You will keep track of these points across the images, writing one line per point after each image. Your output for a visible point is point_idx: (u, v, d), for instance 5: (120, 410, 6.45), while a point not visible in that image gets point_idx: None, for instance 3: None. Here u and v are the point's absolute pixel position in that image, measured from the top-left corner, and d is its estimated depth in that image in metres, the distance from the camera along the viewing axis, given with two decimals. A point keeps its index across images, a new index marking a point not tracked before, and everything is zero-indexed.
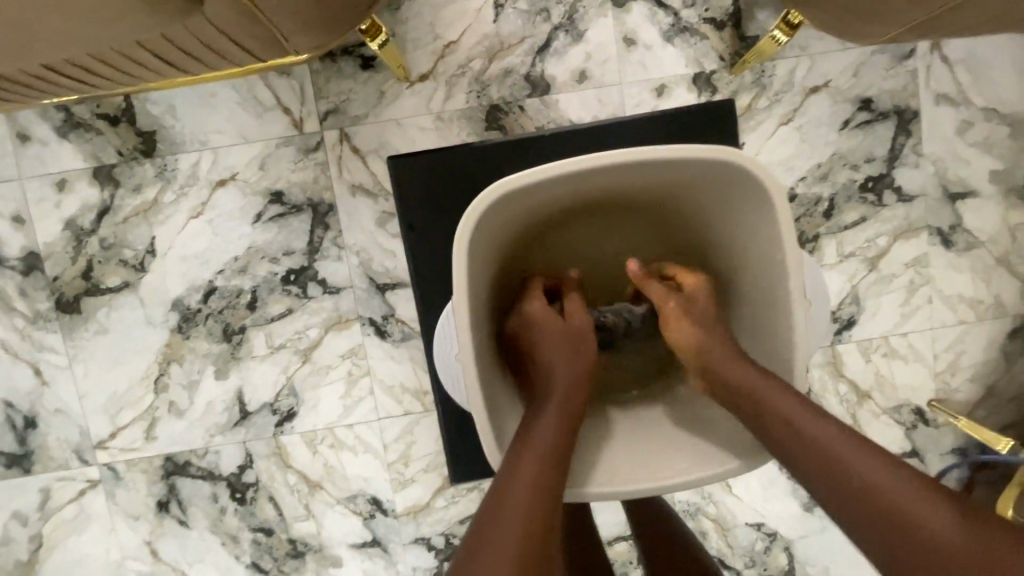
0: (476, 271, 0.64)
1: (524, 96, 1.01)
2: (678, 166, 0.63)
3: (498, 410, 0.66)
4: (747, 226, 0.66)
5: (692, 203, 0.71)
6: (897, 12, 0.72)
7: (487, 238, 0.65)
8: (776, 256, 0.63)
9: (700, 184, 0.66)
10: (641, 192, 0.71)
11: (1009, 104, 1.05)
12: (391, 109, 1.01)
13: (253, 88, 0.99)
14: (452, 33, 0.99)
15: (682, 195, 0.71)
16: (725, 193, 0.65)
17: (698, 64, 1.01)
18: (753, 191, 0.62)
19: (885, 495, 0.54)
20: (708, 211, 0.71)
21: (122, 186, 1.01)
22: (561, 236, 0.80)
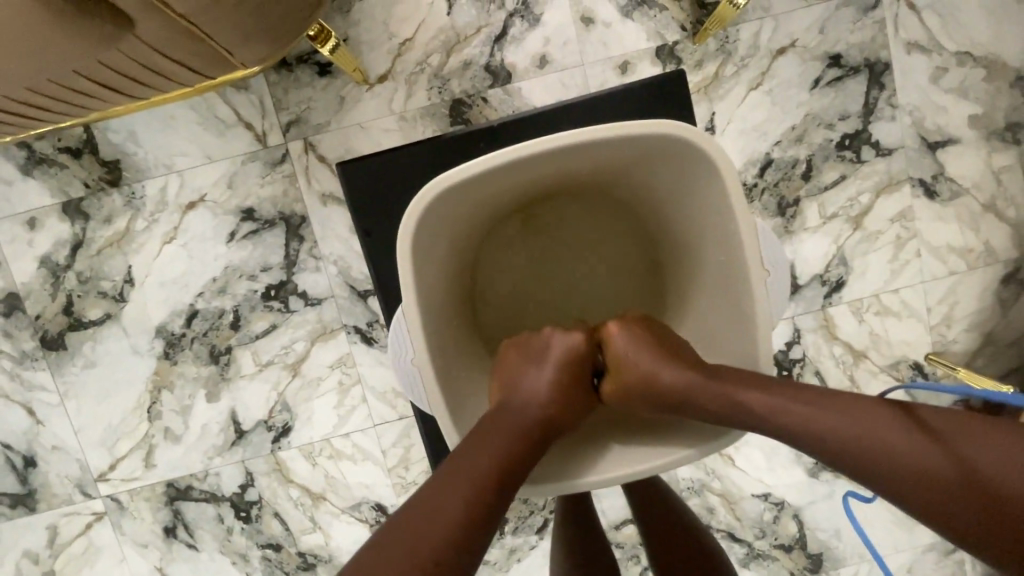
0: (426, 269, 0.63)
1: (486, 87, 0.99)
2: (619, 146, 0.61)
3: (463, 408, 0.66)
4: (699, 200, 0.64)
5: (644, 183, 0.70)
6: None
7: (435, 237, 0.64)
8: (729, 226, 0.61)
9: (646, 163, 0.65)
10: (592, 176, 0.70)
11: (982, 46, 1.02)
12: (353, 114, 0.99)
13: (211, 107, 0.98)
14: (406, 30, 0.98)
15: (632, 174, 0.69)
16: (673, 170, 0.64)
17: (660, 37, 0.99)
18: (698, 164, 0.60)
19: (873, 439, 0.52)
20: (661, 189, 0.69)
21: (92, 218, 1.00)
22: (522, 229, 0.78)
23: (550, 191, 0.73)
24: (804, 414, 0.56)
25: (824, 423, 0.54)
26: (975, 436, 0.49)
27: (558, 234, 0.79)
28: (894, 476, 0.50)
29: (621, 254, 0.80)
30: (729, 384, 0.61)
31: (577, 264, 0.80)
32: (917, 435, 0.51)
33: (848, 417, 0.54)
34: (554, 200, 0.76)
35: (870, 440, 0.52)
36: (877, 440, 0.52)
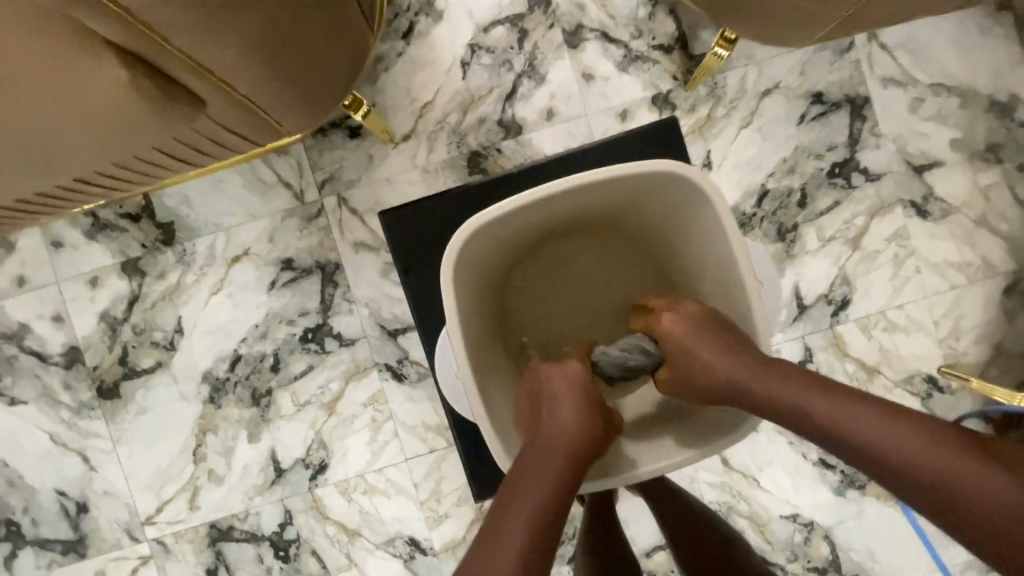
0: (463, 296, 0.71)
1: (499, 139, 1.10)
2: (626, 183, 0.69)
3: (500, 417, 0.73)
4: (700, 226, 0.72)
5: (649, 214, 0.77)
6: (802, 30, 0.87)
7: (470, 269, 0.72)
8: (728, 248, 0.68)
9: (650, 197, 0.73)
10: (603, 211, 0.78)
11: (954, 76, 1.11)
12: (381, 169, 1.10)
13: (255, 170, 1.09)
14: (427, 94, 1.10)
15: (639, 206, 0.77)
16: (675, 201, 0.72)
17: (654, 86, 1.10)
18: (697, 195, 0.68)
19: (898, 446, 0.60)
20: (665, 219, 0.77)
21: (148, 275, 1.11)
22: (542, 261, 0.86)
23: (567, 224, 0.80)
24: (839, 417, 0.62)
25: (858, 427, 0.61)
26: (973, 446, 0.59)
27: (576, 262, 0.86)
28: (909, 476, 0.60)
29: (635, 281, 0.86)
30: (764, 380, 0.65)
31: (595, 288, 0.86)
32: (933, 442, 0.60)
33: (879, 423, 0.61)
34: (571, 231, 0.83)
35: (895, 447, 0.60)
36: (902, 448, 0.60)
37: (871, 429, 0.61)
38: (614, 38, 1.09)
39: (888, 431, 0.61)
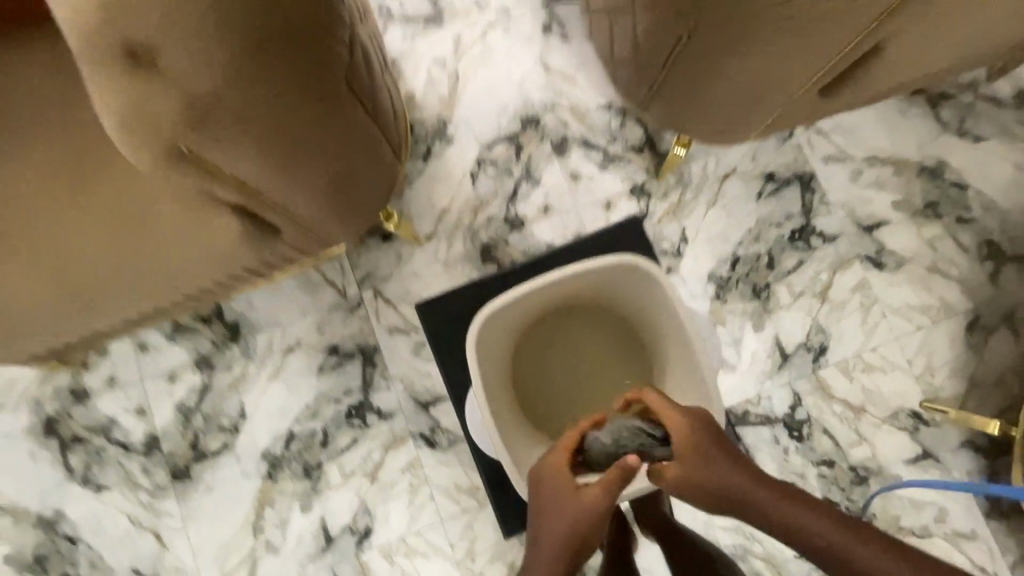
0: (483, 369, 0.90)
1: (506, 233, 1.32)
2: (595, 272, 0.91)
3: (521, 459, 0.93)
4: (656, 301, 0.92)
5: (619, 296, 0.97)
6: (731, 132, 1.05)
7: (485, 347, 0.91)
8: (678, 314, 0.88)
9: (616, 282, 0.95)
10: (583, 297, 0.98)
11: (885, 150, 1.31)
12: (409, 265, 1.32)
13: (306, 273, 1.32)
14: (444, 201, 1.33)
15: (610, 292, 0.97)
16: (636, 283, 0.93)
17: (631, 180, 1.32)
18: (648, 277, 0.89)
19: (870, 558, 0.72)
20: (632, 300, 0.97)
21: (217, 368, 1.30)
22: (541, 345, 1.03)
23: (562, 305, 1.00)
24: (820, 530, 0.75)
25: (821, 532, 0.75)
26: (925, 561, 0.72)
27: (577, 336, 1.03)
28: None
29: (619, 356, 1.02)
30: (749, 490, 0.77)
31: (588, 359, 1.03)
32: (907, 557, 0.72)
33: (849, 537, 0.74)
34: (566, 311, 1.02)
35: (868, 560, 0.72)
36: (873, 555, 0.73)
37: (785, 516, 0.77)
38: (593, 145, 1.34)
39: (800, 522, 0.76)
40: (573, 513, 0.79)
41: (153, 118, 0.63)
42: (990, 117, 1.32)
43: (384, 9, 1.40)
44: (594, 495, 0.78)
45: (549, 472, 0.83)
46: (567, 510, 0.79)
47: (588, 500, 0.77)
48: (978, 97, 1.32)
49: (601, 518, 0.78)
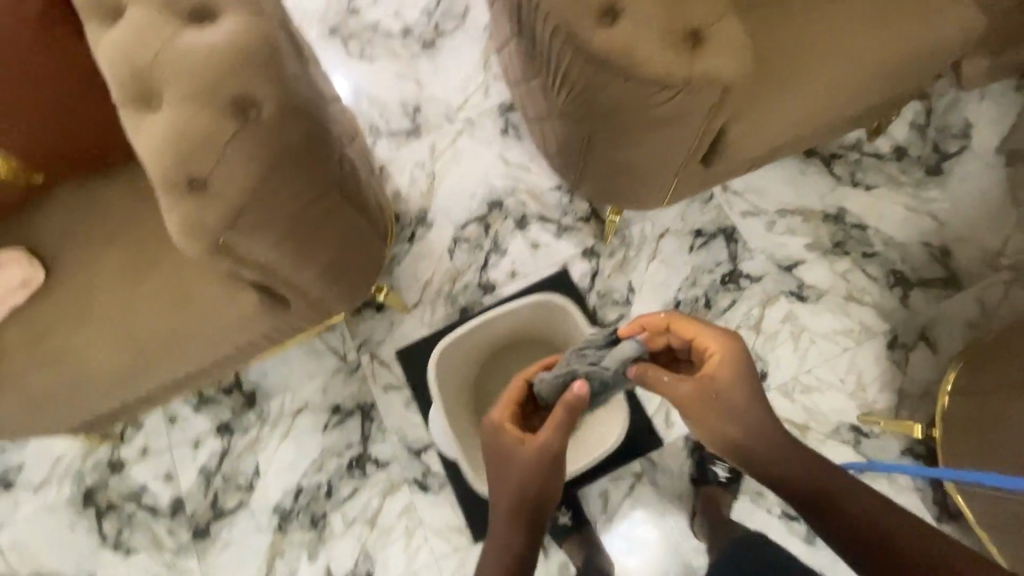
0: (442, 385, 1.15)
1: (481, 296, 1.56)
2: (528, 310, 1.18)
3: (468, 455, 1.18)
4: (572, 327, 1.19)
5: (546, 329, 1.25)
6: (645, 200, 1.24)
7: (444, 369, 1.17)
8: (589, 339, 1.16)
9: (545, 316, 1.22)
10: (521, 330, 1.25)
11: (792, 203, 1.56)
12: (400, 330, 1.54)
13: (312, 343, 1.54)
14: (427, 274, 1.58)
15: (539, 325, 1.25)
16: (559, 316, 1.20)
17: (582, 244, 1.57)
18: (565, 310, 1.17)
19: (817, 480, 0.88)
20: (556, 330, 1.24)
21: (235, 433, 1.49)
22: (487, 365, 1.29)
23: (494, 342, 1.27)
24: (771, 458, 0.90)
25: (796, 462, 0.89)
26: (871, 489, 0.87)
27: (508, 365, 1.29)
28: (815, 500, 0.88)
29: None
30: (740, 412, 0.91)
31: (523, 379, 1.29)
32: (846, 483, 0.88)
33: (797, 460, 0.89)
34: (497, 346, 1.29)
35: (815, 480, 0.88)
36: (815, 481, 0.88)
37: (775, 446, 0.91)
38: (549, 219, 1.60)
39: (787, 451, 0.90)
40: (514, 469, 0.97)
41: (201, 224, 0.85)
42: (876, 169, 1.58)
43: (374, 128, 1.75)
44: (538, 441, 0.96)
45: (494, 430, 1.02)
46: (518, 459, 0.97)
47: (533, 449, 0.95)
48: (863, 155, 1.59)
49: (546, 462, 0.95)
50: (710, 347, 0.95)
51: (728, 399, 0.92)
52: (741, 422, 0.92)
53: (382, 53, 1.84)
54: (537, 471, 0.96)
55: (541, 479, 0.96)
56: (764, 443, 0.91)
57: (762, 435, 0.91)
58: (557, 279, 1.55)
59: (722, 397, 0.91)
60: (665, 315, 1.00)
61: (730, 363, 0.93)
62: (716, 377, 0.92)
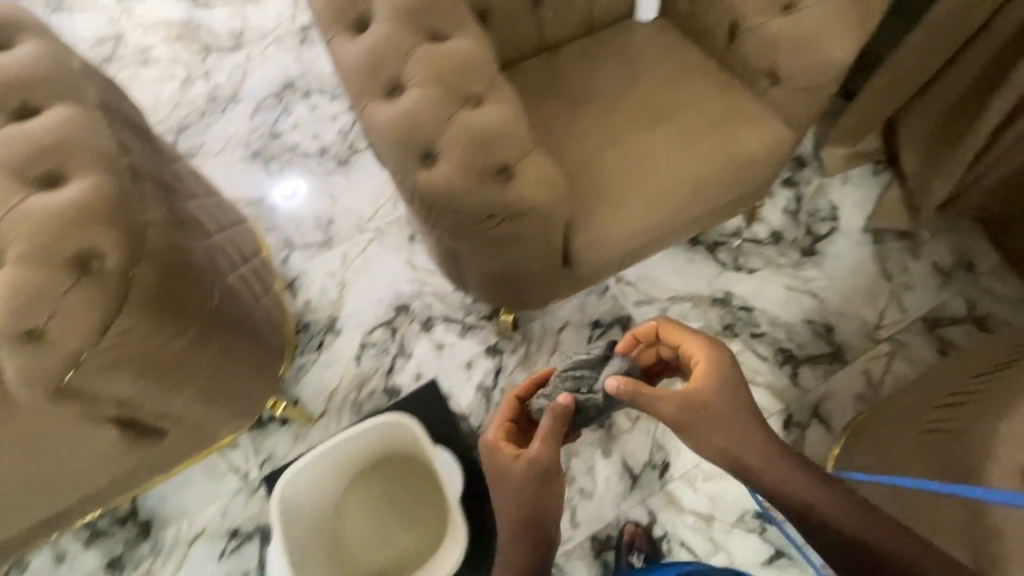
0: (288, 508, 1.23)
1: (386, 401, 1.57)
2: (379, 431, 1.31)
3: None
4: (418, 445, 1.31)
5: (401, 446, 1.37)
6: (524, 305, 1.29)
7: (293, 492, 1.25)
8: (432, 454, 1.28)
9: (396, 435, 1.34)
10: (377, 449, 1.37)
11: (682, 289, 1.64)
12: (305, 442, 1.53)
13: (213, 463, 1.50)
14: (333, 382, 1.59)
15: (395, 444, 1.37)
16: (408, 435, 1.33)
17: (485, 341, 1.61)
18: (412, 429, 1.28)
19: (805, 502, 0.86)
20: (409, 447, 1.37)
21: (126, 568, 1.41)
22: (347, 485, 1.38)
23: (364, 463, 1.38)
24: (770, 471, 0.89)
25: (798, 494, 0.87)
26: (863, 501, 0.87)
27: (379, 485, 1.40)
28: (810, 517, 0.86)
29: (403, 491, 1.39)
30: (731, 423, 0.91)
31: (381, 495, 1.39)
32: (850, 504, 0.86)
33: (825, 497, 0.86)
34: (370, 469, 1.41)
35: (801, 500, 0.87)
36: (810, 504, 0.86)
37: (794, 479, 0.88)
38: (453, 318, 1.65)
39: (812, 486, 0.87)
40: (517, 487, 0.94)
41: (39, 373, 0.88)
42: (756, 253, 1.68)
43: (288, 242, 1.83)
44: (531, 456, 0.95)
45: (488, 450, 0.99)
46: (513, 478, 0.94)
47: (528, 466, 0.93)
48: (743, 241, 1.70)
49: (542, 479, 0.95)
50: (694, 354, 0.97)
51: (728, 421, 0.91)
52: (745, 459, 0.89)
53: (297, 172, 1.96)
54: (531, 487, 0.94)
55: (534, 497, 0.94)
56: (776, 485, 0.88)
57: (776, 474, 0.89)
58: (458, 379, 1.58)
59: (713, 410, 0.91)
60: (656, 321, 1.03)
61: (711, 371, 0.93)
62: (703, 389, 0.92)
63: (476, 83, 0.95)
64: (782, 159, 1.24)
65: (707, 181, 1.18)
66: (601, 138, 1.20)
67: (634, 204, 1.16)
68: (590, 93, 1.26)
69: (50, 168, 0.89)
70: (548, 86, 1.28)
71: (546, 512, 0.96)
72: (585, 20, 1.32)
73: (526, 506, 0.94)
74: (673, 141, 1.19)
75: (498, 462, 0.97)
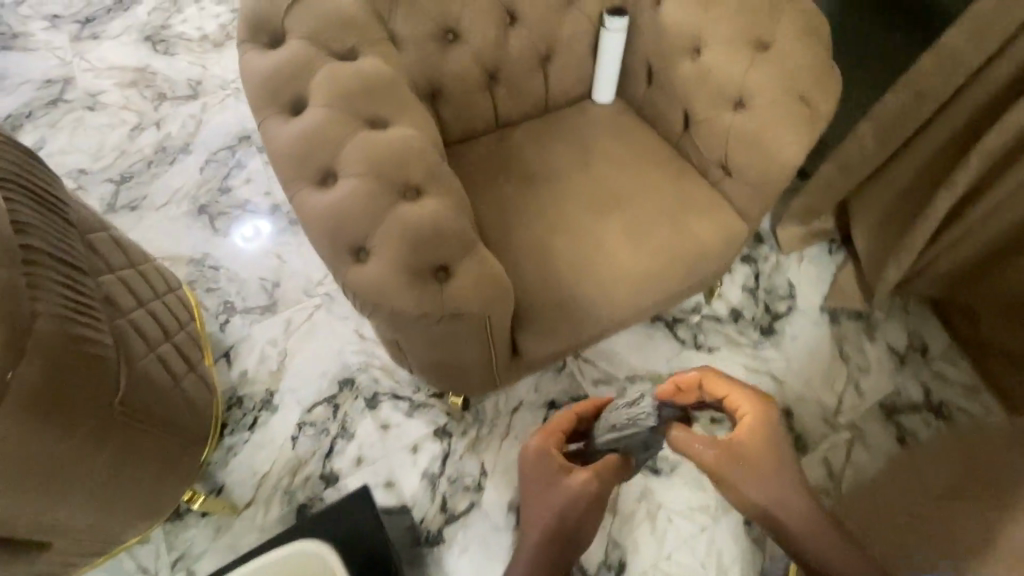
0: None
1: (321, 488, 1.43)
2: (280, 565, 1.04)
3: None
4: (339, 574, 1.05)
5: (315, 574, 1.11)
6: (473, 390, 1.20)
7: None
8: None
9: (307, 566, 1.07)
10: None
11: (641, 367, 1.59)
12: (226, 536, 1.37)
13: (120, 562, 1.34)
14: (264, 466, 1.45)
15: None
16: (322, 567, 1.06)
17: (434, 421, 1.51)
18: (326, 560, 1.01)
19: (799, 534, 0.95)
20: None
21: None
22: None
23: None
24: (795, 525, 0.95)
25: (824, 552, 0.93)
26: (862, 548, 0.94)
27: None
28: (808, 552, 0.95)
29: None
30: (772, 482, 0.97)
31: None
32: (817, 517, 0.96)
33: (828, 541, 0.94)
34: None
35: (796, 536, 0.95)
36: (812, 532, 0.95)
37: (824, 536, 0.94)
38: (401, 395, 1.55)
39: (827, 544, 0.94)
40: (563, 494, 1.06)
41: None
42: (716, 331, 1.65)
43: (228, 305, 1.71)
44: (586, 472, 1.04)
45: (543, 455, 1.11)
46: (564, 486, 1.06)
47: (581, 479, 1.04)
48: (703, 317, 1.67)
49: (585, 500, 1.04)
50: (740, 408, 0.99)
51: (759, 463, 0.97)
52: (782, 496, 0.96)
53: (246, 225, 1.87)
54: (582, 498, 1.05)
55: (577, 511, 1.06)
56: (809, 528, 0.95)
57: (811, 526, 0.95)
58: (401, 465, 1.46)
59: (752, 461, 0.97)
60: (700, 372, 1.00)
61: (752, 424, 0.98)
62: (744, 443, 0.98)
63: (416, 174, 0.89)
64: (735, 249, 1.22)
65: (660, 270, 1.15)
66: (553, 225, 1.16)
67: (585, 293, 1.12)
68: (544, 176, 1.23)
69: None
70: (501, 166, 1.25)
71: (579, 543, 1.11)
72: (541, 100, 1.31)
73: (567, 514, 1.06)
74: (627, 229, 1.16)
75: (552, 466, 1.09)
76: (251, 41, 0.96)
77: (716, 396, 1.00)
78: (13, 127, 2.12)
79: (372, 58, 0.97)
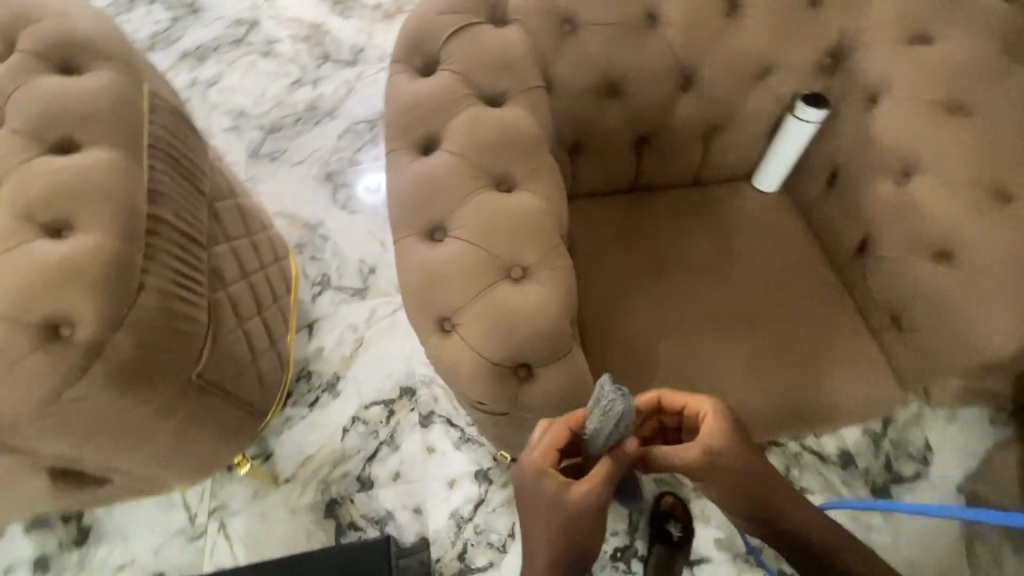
0: None
1: (354, 489, 1.44)
2: None
3: None
4: None
5: None
6: None
7: None
8: None
9: None
10: None
11: None
12: (260, 503, 1.43)
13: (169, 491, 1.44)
14: (311, 448, 1.49)
15: None
16: None
17: (478, 462, 1.45)
18: None
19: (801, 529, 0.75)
20: None
21: (49, 571, 1.37)
22: None
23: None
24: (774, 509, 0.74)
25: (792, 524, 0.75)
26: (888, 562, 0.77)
27: None
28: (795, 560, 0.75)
29: None
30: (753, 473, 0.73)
31: None
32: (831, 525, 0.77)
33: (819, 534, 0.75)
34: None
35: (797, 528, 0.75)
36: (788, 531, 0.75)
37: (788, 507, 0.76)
38: (455, 422, 1.51)
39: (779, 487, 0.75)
40: (569, 521, 0.68)
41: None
42: (815, 472, 1.42)
43: (325, 278, 1.76)
44: (590, 488, 0.68)
45: (531, 476, 0.70)
46: (555, 510, 0.69)
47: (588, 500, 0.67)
48: (804, 450, 1.44)
49: (596, 522, 0.69)
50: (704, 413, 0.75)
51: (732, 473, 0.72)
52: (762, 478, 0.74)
53: (371, 174, 1.98)
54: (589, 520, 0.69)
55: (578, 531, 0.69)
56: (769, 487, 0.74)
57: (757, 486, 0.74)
58: (436, 495, 1.42)
59: (721, 474, 0.72)
60: (659, 385, 0.78)
61: (728, 426, 0.73)
62: (720, 445, 0.72)
63: (528, 252, 0.80)
64: (872, 413, 1.01)
65: (762, 411, 1.00)
66: (663, 327, 1.03)
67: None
68: (670, 263, 1.09)
69: (61, 216, 0.83)
70: (626, 237, 1.11)
71: (588, 546, 0.72)
72: (693, 173, 1.15)
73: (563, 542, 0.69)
74: (743, 357, 1.01)
75: (548, 492, 0.69)
76: (403, 62, 0.91)
77: (681, 410, 0.77)
78: (199, 56, 2.28)
79: (520, 109, 0.88)
